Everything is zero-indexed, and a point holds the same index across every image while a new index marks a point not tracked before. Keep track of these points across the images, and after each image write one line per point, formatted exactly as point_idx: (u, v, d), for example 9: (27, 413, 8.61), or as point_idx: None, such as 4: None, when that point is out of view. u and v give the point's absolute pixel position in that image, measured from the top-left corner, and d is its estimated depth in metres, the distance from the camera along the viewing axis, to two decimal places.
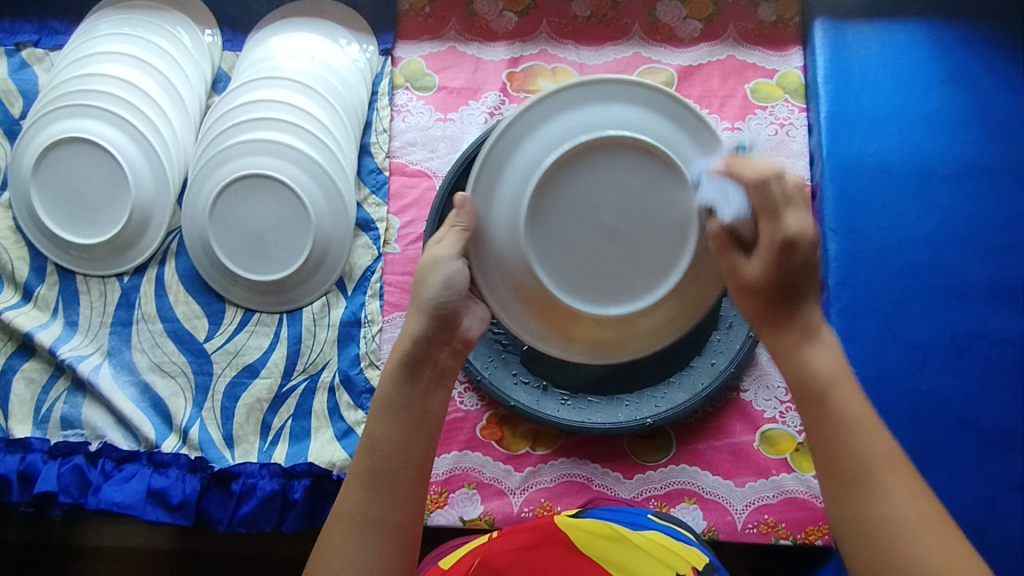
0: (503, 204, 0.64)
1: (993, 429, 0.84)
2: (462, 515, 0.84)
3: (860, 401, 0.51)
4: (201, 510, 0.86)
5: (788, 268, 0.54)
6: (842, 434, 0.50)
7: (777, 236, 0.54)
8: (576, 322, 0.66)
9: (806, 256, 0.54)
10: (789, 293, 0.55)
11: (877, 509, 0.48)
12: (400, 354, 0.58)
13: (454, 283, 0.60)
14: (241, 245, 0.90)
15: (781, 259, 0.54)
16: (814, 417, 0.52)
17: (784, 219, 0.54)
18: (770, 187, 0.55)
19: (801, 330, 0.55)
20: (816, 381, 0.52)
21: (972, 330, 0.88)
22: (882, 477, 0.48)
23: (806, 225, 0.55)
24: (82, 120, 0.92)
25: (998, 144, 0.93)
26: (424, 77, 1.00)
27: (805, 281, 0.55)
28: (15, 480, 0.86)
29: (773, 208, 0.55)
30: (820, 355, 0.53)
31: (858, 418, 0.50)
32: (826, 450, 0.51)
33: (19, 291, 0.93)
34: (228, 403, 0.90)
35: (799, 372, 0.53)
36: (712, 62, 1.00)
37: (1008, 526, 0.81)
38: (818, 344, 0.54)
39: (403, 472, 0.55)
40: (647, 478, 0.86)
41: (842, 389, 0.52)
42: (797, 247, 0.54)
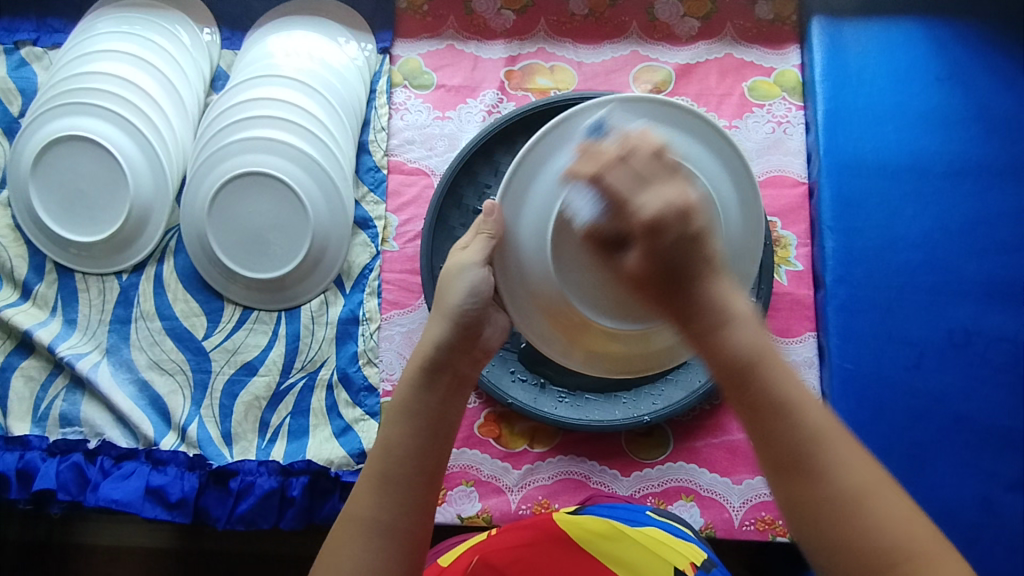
0: (530, 215, 0.61)
1: (989, 426, 0.85)
2: (461, 512, 0.84)
3: (793, 376, 0.48)
4: (200, 508, 0.87)
5: (659, 254, 0.48)
6: (775, 416, 0.47)
7: (636, 225, 0.48)
8: (589, 335, 0.62)
9: (679, 235, 0.47)
10: (676, 279, 0.49)
11: (823, 490, 0.45)
12: (421, 358, 0.58)
13: (479, 290, 0.61)
14: (239, 242, 0.91)
15: (649, 245, 0.48)
16: (743, 404, 0.48)
17: (636, 207, 0.48)
18: (610, 176, 0.49)
19: (709, 315, 0.49)
20: (737, 365, 0.48)
21: (969, 327, 0.88)
22: (825, 454, 0.46)
23: (664, 201, 0.48)
24: (82, 117, 0.92)
25: (995, 142, 0.93)
26: (422, 75, 1.01)
27: (689, 259, 0.48)
28: (14, 477, 0.86)
29: (622, 194, 0.48)
30: (737, 336, 0.48)
31: (791, 392, 0.47)
32: (760, 433, 0.47)
33: (19, 289, 0.94)
34: (227, 401, 0.90)
35: (718, 358, 0.49)
36: (711, 59, 1.00)
37: (1003, 523, 0.82)
38: (735, 322, 0.49)
39: (417, 481, 0.55)
40: (645, 476, 0.86)
41: (768, 366, 0.48)
42: (665, 230, 0.47)
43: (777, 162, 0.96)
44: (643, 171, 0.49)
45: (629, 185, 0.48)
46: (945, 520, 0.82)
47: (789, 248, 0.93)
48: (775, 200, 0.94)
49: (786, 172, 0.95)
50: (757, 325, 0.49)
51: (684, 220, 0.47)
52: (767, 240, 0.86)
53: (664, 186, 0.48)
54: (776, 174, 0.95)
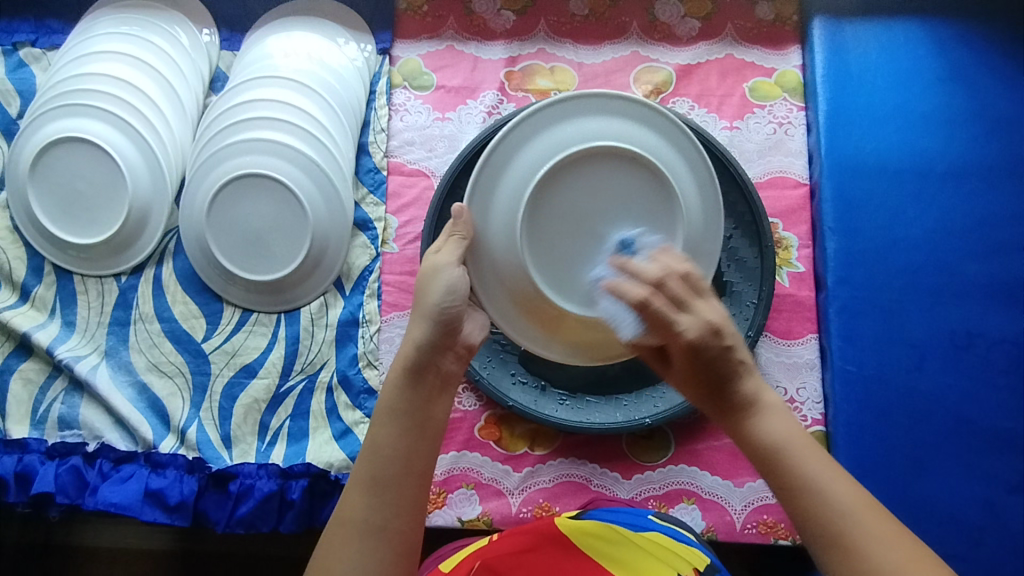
0: (499, 212, 0.67)
1: (993, 429, 0.84)
2: (461, 515, 0.84)
3: (820, 459, 0.52)
4: (198, 511, 0.86)
5: (701, 367, 0.56)
6: (807, 497, 0.51)
7: (680, 344, 0.55)
8: (566, 327, 0.68)
9: (715, 351, 0.55)
10: (712, 384, 0.56)
11: (861, 563, 0.48)
12: (405, 360, 0.59)
13: (456, 289, 0.61)
14: (238, 245, 0.90)
15: (689, 361, 0.56)
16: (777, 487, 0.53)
17: (678, 327, 0.54)
18: (653, 299, 0.55)
19: (738, 407, 0.56)
20: (765, 452, 0.53)
21: (971, 329, 0.87)
22: (856, 533, 0.49)
23: (700, 324, 0.55)
24: (82, 119, 0.92)
25: (997, 142, 0.93)
26: (422, 76, 1.00)
27: (723, 371, 0.55)
28: (13, 481, 0.85)
29: (663, 317, 0.55)
30: (766, 424, 0.54)
31: (818, 471, 0.52)
32: (797, 513, 0.51)
33: (17, 291, 0.93)
34: (226, 404, 0.89)
35: (751, 443, 0.54)
36: (711, 60, 1.00)
37: (1006, 525, 0.81)
38: (762, 412, 0.55)
39: (405, 478, 0.55)
40: (646, 479, 0.86)
41: (798, 451, 0.53)
42: (703, 349, 0.55)
43: (778, 163, 0.95)
44: (680, 294, 0.56)
45: (669, 307, 0.55)
46: (946, 523, 0.81)
47: (791, 250, 0.92)
48: (775, 202, 0.94)
49: (787, 173, 0.95)
50: (787, 415, 0.55)
51: (715, 339, 0.55)
52: (768, 241, 0.85)
53: (697, 308, 0.56)
54: (777, 175, 0.95)
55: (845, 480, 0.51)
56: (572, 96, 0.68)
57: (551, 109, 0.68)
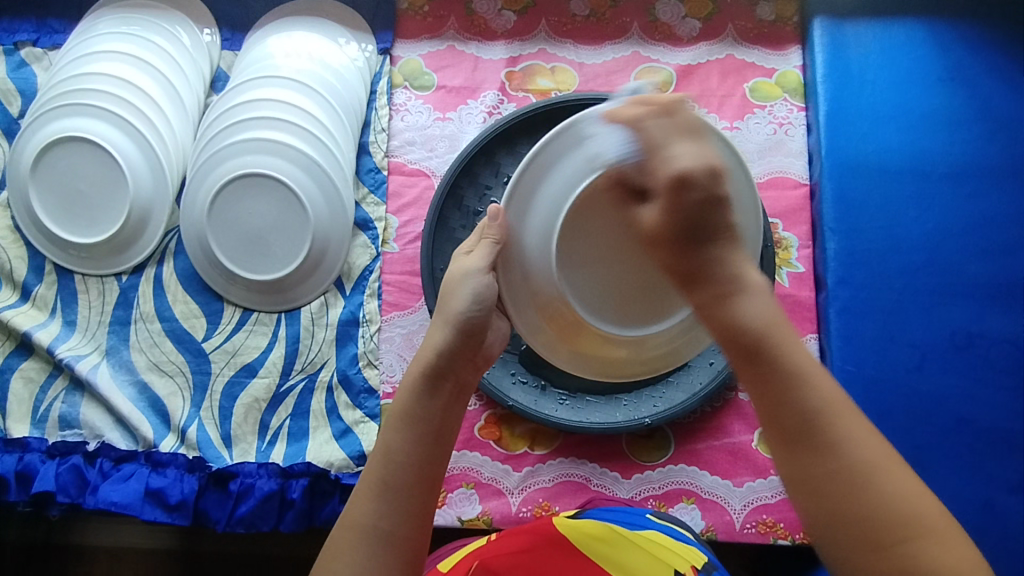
0: (536, 226, 0.61)
1: (992, 429, 0.84)
2: (461, 514, 0.84)
3: (801, 348, 0.50)
4: (199, 511, 0.86)
5: (684, 209, 0.51)
6: (786, 390, 0.49)
7: (667, 173, 0.51)
8: (585, 339, 0.63)
9: (703, 193, 0.51)
10: (693, 235, 0.52)
11: (832, 460, 0.48)
12: (423, 364, 0.58)
13: (484, 298, 0.60)
14: (239, 244, 0.90)
15: (674, 199, 0.51)
16: (753, 374, 0.50)
17: (671, 155, 0.52)
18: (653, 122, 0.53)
19: (725, 281, 0.52)
20: (750, 334, 0.50)
21: (971, 330, 0.87)
22: (835, 428, 0.48)
23: (695, 160, 0.51)
24: (83, 119, 0.92)
25: (997, 143, 0.93)
26: (423, 76, 1.00)
27: (709, 221, 0.51)
28: (13, 480, 0.85)
29: (656, 142, 0.53)
30: (749, 306, 0.51)
31: (798, 358, 0.50)
32: (772, 402, 0.49)
33: (18, 291, 0.93)
34: (226, 403, 0.89)
35: (729, 325, 0.51)
36: (712, 61, 1.00)
37: (1006, 525, 0.81)
38: (748, 292, 0.51)
39: (415, 485, 0.55)
40: (645, 479, 0.86)
41: (781, 338, 0.50)
42: (692, 185, 0.50)
43: (778, 164, 0.95)
44: (684, 123, 0.54)
45: (665, 135, 0.53)
46: None
47: (791, 250, 0.92)
48: (776, 202, 0.94)
49: (787, 173, 0.95)
50: (768, 299, 0.52)
51: (710, 178, 0.51)
52: (768, 241, 0.86)
53: (699, 146, 0.53)
54: (777, 175, 0.95)
55: (826, 374, 0.50)
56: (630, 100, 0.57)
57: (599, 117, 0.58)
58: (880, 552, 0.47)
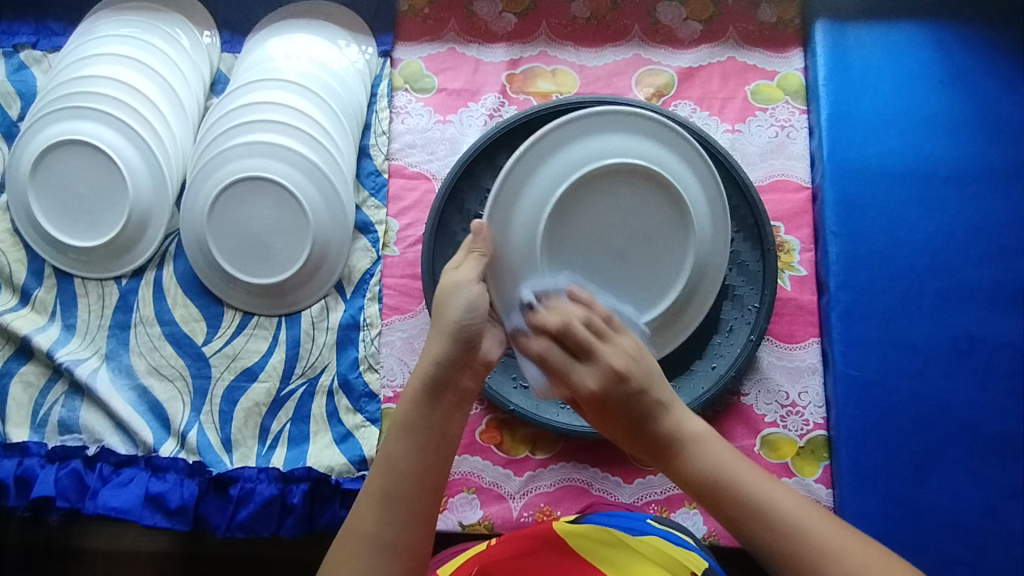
0: (517, 229, 0.68)
1: (994, 434, 0.84)
2: (462, 519, 0.83)
3: (754, 476, 0.56)
4: (199, 515, 0.86)
5: (610, 412, 0.60)
6: (750, 520, 0.55)
7: (583, 393, 0.61)
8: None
9: (620, 394, 0.59)
10: (633, 424, 0.60)
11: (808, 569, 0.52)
12: (422, 375, 0.58)
13: (476, 307, 0.59)
14: (239, 247, 0.90)
15: (600, 405, 0.60)
16: (722, 515, 0.57)
17: (577, 377, 0.61)
18: (554, 350, 0.62)
19: (671, 444, 0.59)
20: (705, 482, 0.57)
21: (974, 334, 0.87)
22: (808, 541, 0.53)
23: (599, 374, 0.60)
24: (83, 122, 0.92)
25: (999, 146, 0.92)
26: (424, 78, 1.00)
27: (637, 409, 0.59)
28: (12, 484, 0.85)
29: (561, 370, 0.61)
30: (700, 457, 0.58)
31: (754, 489, 0.55)
32: (751, 538, 0.55)
33: (17, 294, 0.93)
34: (227, 407, 0.89)
35: (692, 483, 0.58)
36: (713, 63, 1.00)
37: (1008, 531, 0.81)
38: (692, 446, 0.58)
39: (417, 495, 0.55)
40: (647, 483, 0.85)
41: (735, 475, 0.56)
42: (607, 397, 0.60)
43: (780, 167, 0.95)
44: (582, 341, 0.61)
45: (566, 359, 0.61)
46: (949, 528, 0.81)
47: (792, 253, 0.92)
48: (777, 205, 0.94)
49: (789, 176, 0.95)
50: (717, 442, 0.59)
51: (619, 383, 0.59)
52: (770, 245, 0.85)
53: (599, 356, 0.60)
54: (779, 178, 0.95)
55: (780, 489, 0.56)
56: (579, 116, 0.69)
57: (562, 127, 0.69)
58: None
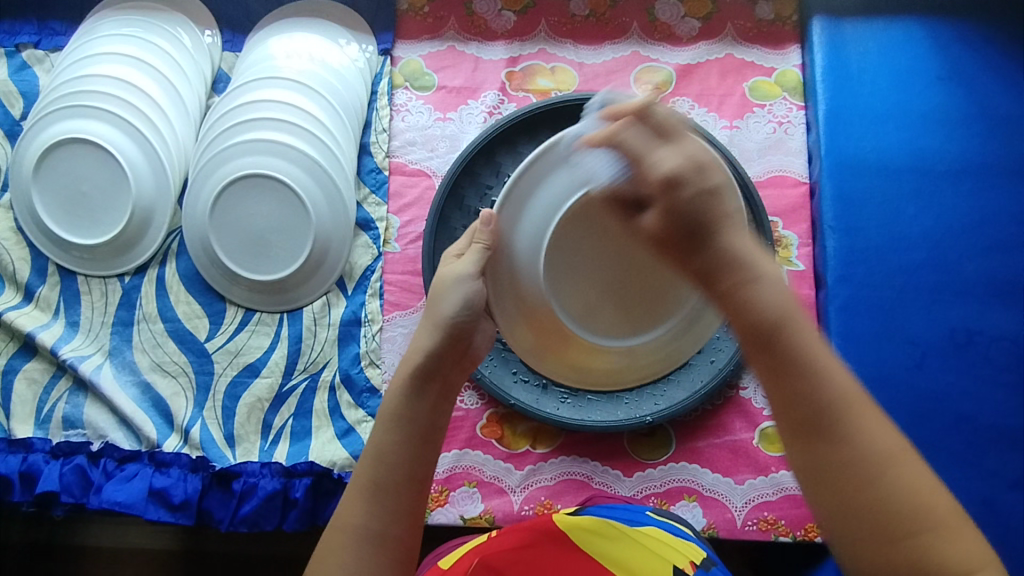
0: (525, 230, 0.65)
1: (992, 427, 0.85)
2: (463, 513, 0.84)
3: (815, 337, 0.49)
4: (202, 510, 0.87)
5: (679, 208, 0.49)
6: (799, 375, 0.47)
7: (654, 179, 0.50)
8: (573, 347, 0.67)
9: (696, 188, 0.49)
10: (694, 234, 0.49)
11: (840, 451, 0.47)
12: (411, 366, 0.59)
13: (472, 303, 0.62)
14: (241, 244, 0.91)
15: (669, 201, 0.49)
16: (766, 362, 0.48)
17: (654, 162, 0.50)
18: (627, 132, 0.51)
19: (732, 266, 0.49)
20: (763, 323, 0.48)
21: (971, 328, 0.88)
22: (850, 422, 0.47)
23: (680, 160, 0.50)
24: (84, 121, 0.92)
25: (997, 141, 0.93)
26: (423, 76, 1.01)
27: (706, 214, 0.49)
28: (17, 480, 0.86)
29: (637, 151, 0.51)
30: (766, 294, 0.48)
31: (810, 343, 0.48)
32: (783, 391, 0.48)
33: (21, 292, 0.94)
34: (229, 403, 0.90)
35: (744, 317, 0.48)
36: (711, 60, 1.00)
37: (1006, 522, 0.82)
38: (760, 277, 0.49)
39: (403, 484, 0.55)
40: (647, 476, 0.86)
41: (794, 325, 0.48)
42: (681, 185, 0.49)
43: (778, 163, 0.96)
44: (662, 122, 0.51)
45: (644, 141, 0.51)
46: None
47: (791, 248, 0.92)
48: (776, 201, 0.94)
49: (787, 172, 0.95)
50: (782, 285, 0.49)
51: (698, 175, 0.50)
52: (767, 239, 0.86)
53: (677, 143, 0.51)
54: (777, 174, 0.95)
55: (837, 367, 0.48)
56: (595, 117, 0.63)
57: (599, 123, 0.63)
58: (888, 545, 0.46)
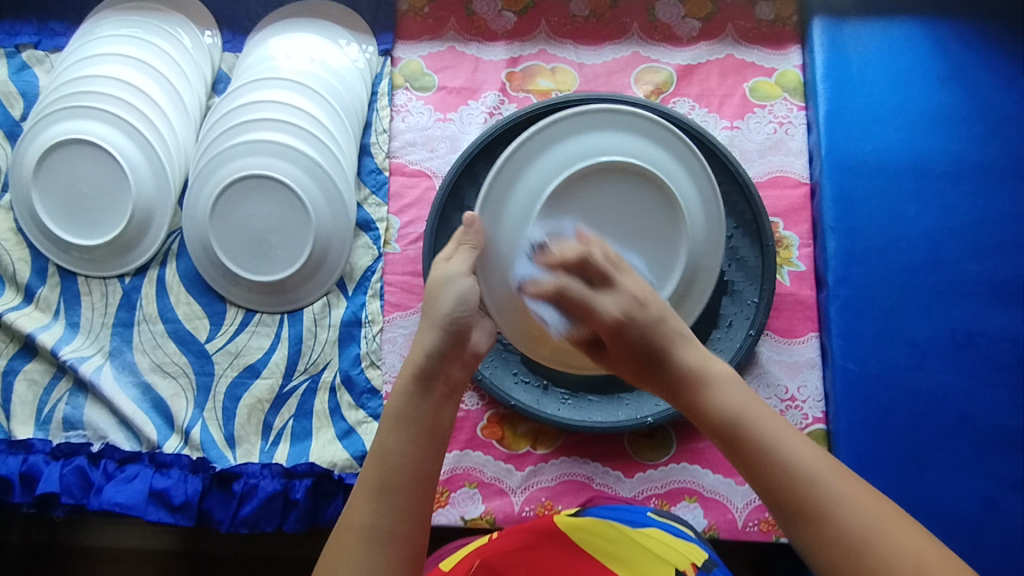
0: (507, 224, 0.72)
1: (992, 427, 0.85)
2: (464, 514, 0.84)
3: (773, 424, 0.53)
4: (202, 511, 0.87)
5: (627, 345, 0.59)
6: (766, 463, 0.51)
7: (602, 324, 0.60)
8: (564, 334, 0.74)
9: (642, 324, 0.58)
10: (648, 361, 0.58)
11: (827, 529, 0.48)
12: (413, 367, 0.60)
13: (467, 299, 0.63)
14: (241, 245, 0.91)
15: (617, 340, 0.59)
16: (738, 459, 0.53)
17: (597, 308, 0.60)
18: (569, 286, 0.62)
19: (687, 382, 0.57)
20: (723, 427, 0.53)
21: (972, 328, 0.88)
22: (825, 493, 0.49)
23: (618, 302, 0.60)
24: (85, 122, 0.92)
25: (997, 141, 0.93)
26: (424, 77, 1.01)
27: (654, 343, 0.58)
28: (17, 481, 0.86)
29: (582, 300, 0.61)
30: (718, 399, 0.55)
31: (771, 432, 0.52)
32: (760, 479, 0.51)
33: (21, 293, 0.94)
34: (229, 404, 0.90)
35: (708, 422, 0.55)
36: (712, 60, 1.00)
37: (1007, 523, 0.82)
38: (712, 385, 0.56)
39: (414, 485, 0.55)
40: (648, 477, 0.86)
41: (756, 420, 0.53)
42: (624, 327, 0.59)
43: (778, 163, 0.96)
44: (598, 270, 0.62)
45: (588, 290, 0.61)
46: (948, 520, 0.82)
47: (791, 249, 0.92)
48: (776, 201, 0.94)
49: (787, 172, 0.95)
50: (738, 384, 0.56)
51: (640, 310, 0.59)
52: (768, 240, 0.85)
53: (617, 285, 0.61)
54: (777, 175, 0.95)
55: (803, 446, 0.52)
56: (580, 112, 0.74)
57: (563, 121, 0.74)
58: None
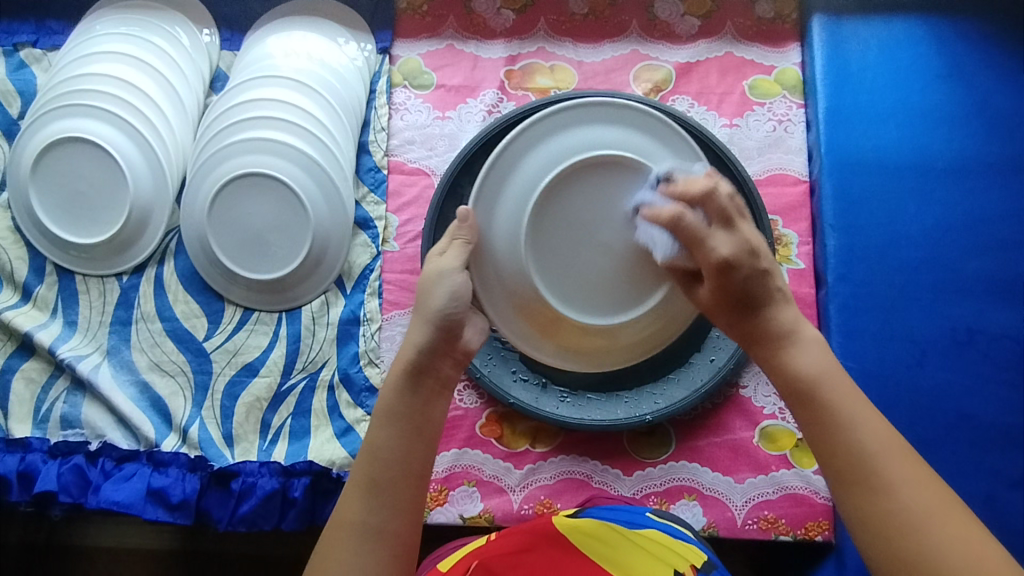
0: (502, 222, 0.70)
1: (992, 425, 0.84)
2: (463, 512, 0.84)
3: (852, 398, 0.53)
4: (201, 509, 0.87)
5: (733, 287, 0.58)
6: (833, 430, 0.52)
7: (712, 262, 0.59)
8: (565, 331, 0.73)
9: (748, 270, 0.58)
10: (746, 303, 0.59)
11: (884, 504, 0.48)
12: (404, 362, 0.59)
13: (459, 294, 0.63)
14: (239, 243, 0.90)
15: (722, 280, 0.59)
16: (806, 417, 0.54)
17: (710, 245, 0.58)
18: (686, 215, 0.59)
19: (777, 335, 0.58)
20: (800, 382, 0.55)
21: (972, 326, 0.88)
22: (886, 469, 0.49)
23: (738, 245, 0.58)
24: (83, 120, 0.92)
25: (997, 139, 0.93)
26: (423, 75, 1.00)
27: (759, 289, 0.58)
28: (15, 480, 0.86)
29: (698, 234, 0.59)
30: (802, 358, 0.56)
31: (849, 404, 0.53)
32: (824, 443, 0.52)
33: (19, 291, 0.93)
34: (228, 402, 0.90)
35: (785, 374, 0.56)
36: (711, 58, 1.00)
37: (1007, 520, 0.82)
38: (800, 342, 0.57)
39: (404, 481, 0.56)
40: (647, 475, 0.86)
41: (832, 386, 0.54)
42: (735, 268, 0.58)
43: (778, 161, 0.96)
44: (725, 210, 0.59)
45: (704, 225, 0.59)
46: None
47: (791, 247, 0.92)
48: (776, 199, 0.94)
49: (786, 170, 0.95)
50: (824, 348, 0.57)
51: (751, 258, 0.58)
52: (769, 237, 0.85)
53: (736, 230, 0.59)
54: (777, 172, 0.95)
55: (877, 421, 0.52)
56: (573, 105, 0.71)
57: (558, 114, 0.71)
58: None
